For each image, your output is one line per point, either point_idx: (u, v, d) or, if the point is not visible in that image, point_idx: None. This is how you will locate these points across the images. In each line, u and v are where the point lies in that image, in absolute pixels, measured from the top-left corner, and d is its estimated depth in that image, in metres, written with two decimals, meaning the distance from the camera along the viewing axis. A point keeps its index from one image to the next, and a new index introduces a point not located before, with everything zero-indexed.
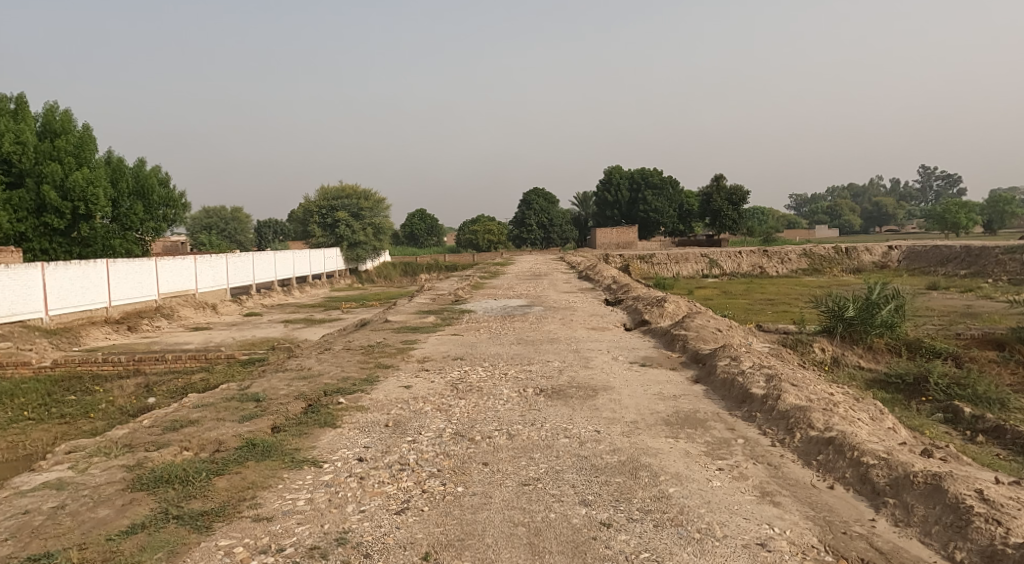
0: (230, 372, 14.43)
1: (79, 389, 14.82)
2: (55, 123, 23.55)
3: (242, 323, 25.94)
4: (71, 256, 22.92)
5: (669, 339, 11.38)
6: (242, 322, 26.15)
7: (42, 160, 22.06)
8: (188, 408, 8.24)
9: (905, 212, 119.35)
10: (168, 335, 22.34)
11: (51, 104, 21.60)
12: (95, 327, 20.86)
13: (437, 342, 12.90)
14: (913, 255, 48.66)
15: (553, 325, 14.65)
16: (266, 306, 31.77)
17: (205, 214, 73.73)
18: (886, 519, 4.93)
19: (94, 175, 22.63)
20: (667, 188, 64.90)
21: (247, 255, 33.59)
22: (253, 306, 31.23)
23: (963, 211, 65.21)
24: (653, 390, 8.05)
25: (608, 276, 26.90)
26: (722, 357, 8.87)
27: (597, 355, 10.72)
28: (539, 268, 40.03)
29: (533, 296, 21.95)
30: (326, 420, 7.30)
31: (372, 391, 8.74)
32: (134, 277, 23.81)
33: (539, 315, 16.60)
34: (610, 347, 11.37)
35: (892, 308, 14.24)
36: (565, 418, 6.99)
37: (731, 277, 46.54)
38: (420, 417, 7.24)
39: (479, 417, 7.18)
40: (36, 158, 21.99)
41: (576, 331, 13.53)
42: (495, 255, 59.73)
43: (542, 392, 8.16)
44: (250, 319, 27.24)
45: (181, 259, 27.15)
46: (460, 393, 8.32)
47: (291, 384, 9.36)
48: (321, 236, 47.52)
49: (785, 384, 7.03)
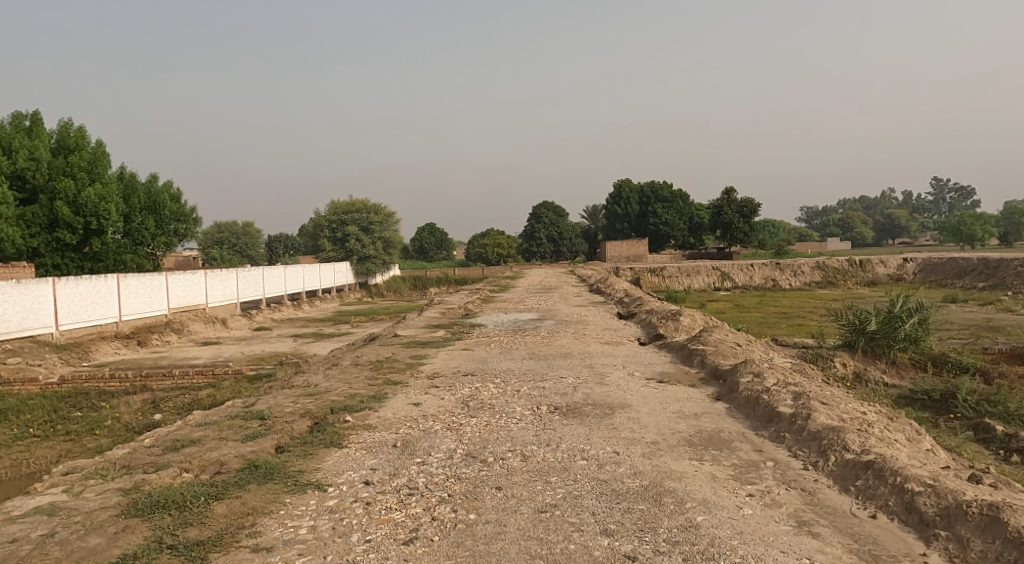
0: (237, 389, 14.25)
1: (86, 406, 14.67)
2: (69, 140, 23.71)
3: (252, 338, 25.84)
4: (82, 271, 22.89)
5: (686, 354, 11.03)
6: (252, 337, 26.03)
7: (55, 177, 22.16)
8: (190, 427, 7.96)
9: (918, 224, 118.75)
10: (177, 350, 22.29)
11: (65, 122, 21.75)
12: (105, 342, 20.78)
13: (448, 358, 12.64)
14: (930, 268, 48.27)
15: (565, 339, 14.35)
16: (276, 321, 31.62)
17: (217, 229, 74.79)
18: (938, 554, 4.55)
19: (106, 190, 22.68)
20: (677, 201, 65.55)
21: (257, 269, 33.52)
22: (263, 320, 31.14)
23: (978, 224, 64.77)
24: (673, 409, 7.69)
25: (620, 290, 26.66)
26: (744, 373, 8.51)
27: (613, 370, 10.40)
28: (550, 281, 39.80)
29: (544, 309, 21.73)
30: (332, 440, 7.02)
31: (380, 408, 8.45)
32: (144, 291, 23.75)
33: (550, 329, 16.35)
34: (626, 362, 11.03)
35: (916, 322, 13.96)
36: (581, 438, 6.65)
37: (744, 291, 46.24)
38: (430, 438, 6.91)
39: (491, 437, 6.84)
40: (49, 175, 22.13)
41: (590, 346, 13.22)
42: (504, 268, 59.69)
43: (558, 411, 7.82)
44: (260, 334, 27.14)
45: (191, 273, 27.06)
46: (471, 411, 8.01)
47: (297, 402, 9.08)
48: (331, 251, 47.69)
49: (814, 402, 6.60)
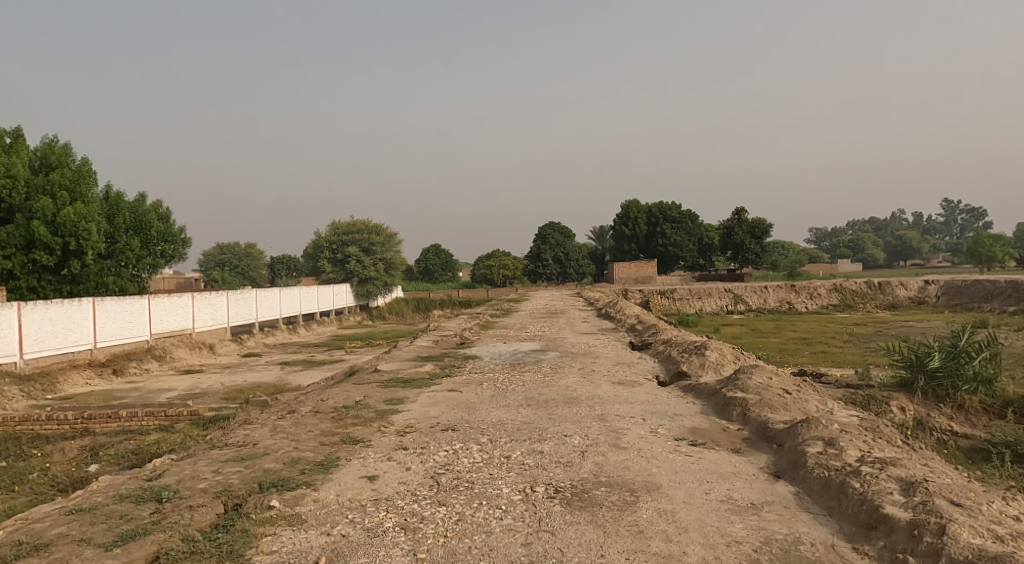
0: (186, 436, 12.15)
1: (13, 455, 12.56)
2: (51, 157, 21.99)
3: (237, 366, 23.91)
4: (60, 295, 20.99)
5: (721, 404, 8.88)
6: (237, 365, 24.10)
7: (34, 195, 20.32)
8: (60, 515, 5.89)
9: (930, 245, 116.25)
10: (152, 380, 20.42)
11: (49, 138, 19.95)
12: (75, 372, 19.00)
13: (430, 402, 10.54)
14: (953, 291, 46.10)
15: (569, 377, 12.17)
16: (267, 347, 29.64)
17: (219, 250, 73.43)
18: None
19: (88, 210, 20.87)
20: (687, 222, 63.53)
21: (249, 292, 31.53)
22: (253, 347, 29.16)
23: (997, 245, 62.79)
24: (720, 495, 5.56)
25: (632, 315, 24.55)
26: (812, 440, 6.37)
27: (631, 424, 8.30)
28: (556, 305, 37.75)
29: (548, 338, 19.63)
30: (234, 548, 4.93)
31: (323, 486, 6.37)
32: (123, 316, 21.83)
33: (554, 363, 14.25)
34: (646, 413, 8.92)
35: (986, 358, 11.87)
36: (593, 554, 4.53)
37: (758, 314, 44.13)
38: (374, 548, 4.81)
39: (462, 547, 4.74)
40: (27, 193, 20.26)
41: (601, 387, 11.12)
42: (509, 291, 57.70)
43: (560, 496, 5.71)
44: (247, 361, 25.19)
45: (176, 297, 25.07)
46: (442, 495, 5.89)
47: (220, 471, 6.98)
48: (330, 273, 45.70)
49: (941, 504, 4.49)
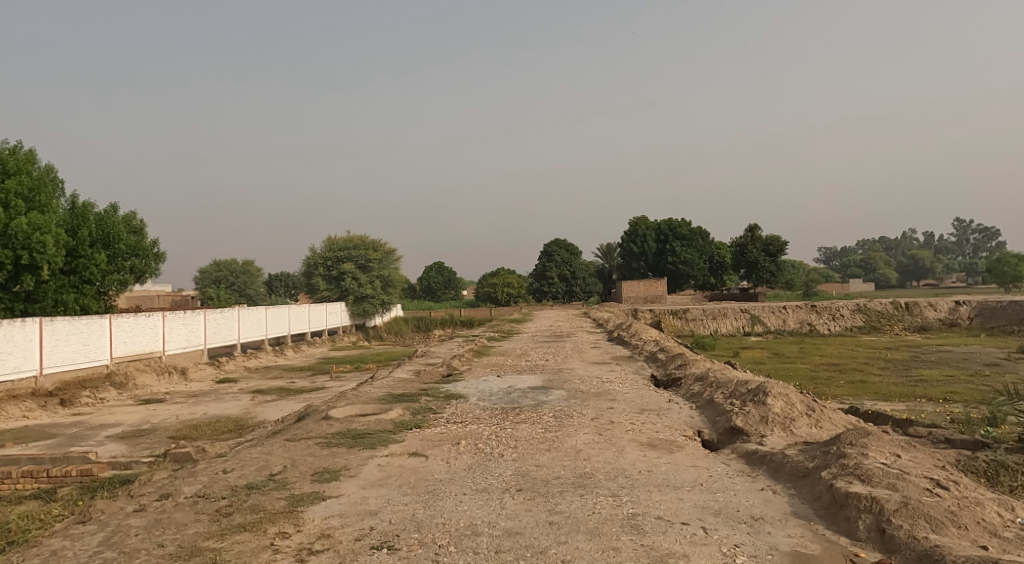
0: (53, 509, 8.70)
1: None
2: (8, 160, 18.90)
3: (205, 393, 20.51)
4: (9, 315, 17.74)
5: (829, 501, 5.53)
6: (206, 392, 20.69)
7: None
8: None
9: (945, 265, 112.47)
10: (106, 411, 17.06)
11: (4, 140, 16.59)
12: (11, 402, 15.72)
13: (379, 481, 7.14)
14: (988, 313, 42.42)
15: (581, 435, 8.75)
16: (248, 371, 26.26)
17: (216, 267, 70.56)
18: None
19: (45, 218, 17.75)
20: (696, 239, 59.85)
21: (230, 310, 28.18)
22: (232, 370, 25.76)
23: (1021, 264, 58.96)
24: None
25: (650, 341, 21.10)
26: None
27: (687, 547, 4.93)
28: (560, 326, 34.39)
29: (552, 370, 16.19)
30: None
31: None
32: (79, 337, 18.48)
33: (561, 409, 10.83)
34: (708, 518, 5.53)
35: None
36: None
37: (778, 336, 40.51)
38: None
39: None
40: None
41: (626, 456, 7.72)
42: (513, 310, 54.31)
43: None
44: (220, 387, 21.80)
45: (143, 316, 21.68)
46: None
47: None
48: (325, 290, 42.45)
49: None
